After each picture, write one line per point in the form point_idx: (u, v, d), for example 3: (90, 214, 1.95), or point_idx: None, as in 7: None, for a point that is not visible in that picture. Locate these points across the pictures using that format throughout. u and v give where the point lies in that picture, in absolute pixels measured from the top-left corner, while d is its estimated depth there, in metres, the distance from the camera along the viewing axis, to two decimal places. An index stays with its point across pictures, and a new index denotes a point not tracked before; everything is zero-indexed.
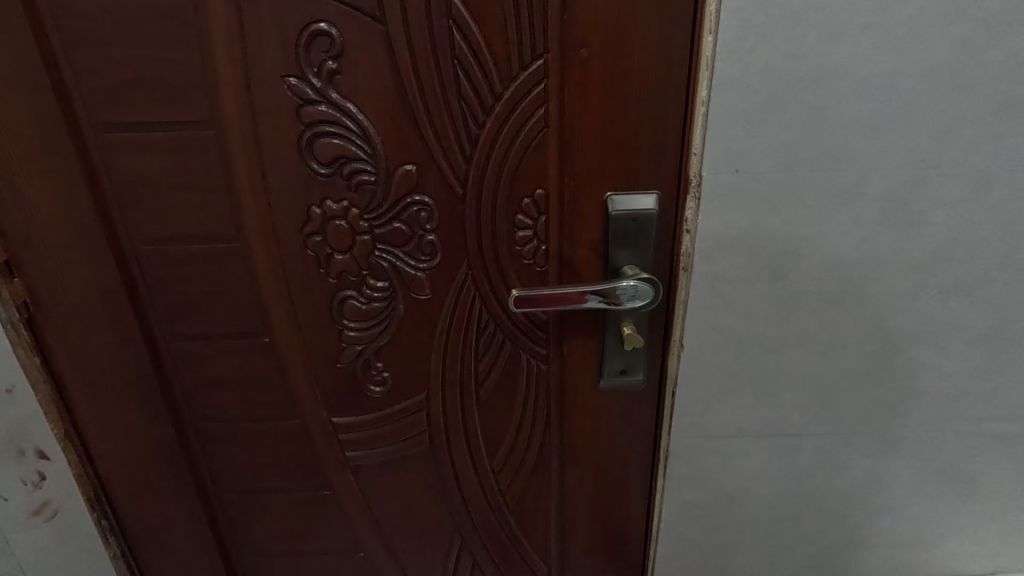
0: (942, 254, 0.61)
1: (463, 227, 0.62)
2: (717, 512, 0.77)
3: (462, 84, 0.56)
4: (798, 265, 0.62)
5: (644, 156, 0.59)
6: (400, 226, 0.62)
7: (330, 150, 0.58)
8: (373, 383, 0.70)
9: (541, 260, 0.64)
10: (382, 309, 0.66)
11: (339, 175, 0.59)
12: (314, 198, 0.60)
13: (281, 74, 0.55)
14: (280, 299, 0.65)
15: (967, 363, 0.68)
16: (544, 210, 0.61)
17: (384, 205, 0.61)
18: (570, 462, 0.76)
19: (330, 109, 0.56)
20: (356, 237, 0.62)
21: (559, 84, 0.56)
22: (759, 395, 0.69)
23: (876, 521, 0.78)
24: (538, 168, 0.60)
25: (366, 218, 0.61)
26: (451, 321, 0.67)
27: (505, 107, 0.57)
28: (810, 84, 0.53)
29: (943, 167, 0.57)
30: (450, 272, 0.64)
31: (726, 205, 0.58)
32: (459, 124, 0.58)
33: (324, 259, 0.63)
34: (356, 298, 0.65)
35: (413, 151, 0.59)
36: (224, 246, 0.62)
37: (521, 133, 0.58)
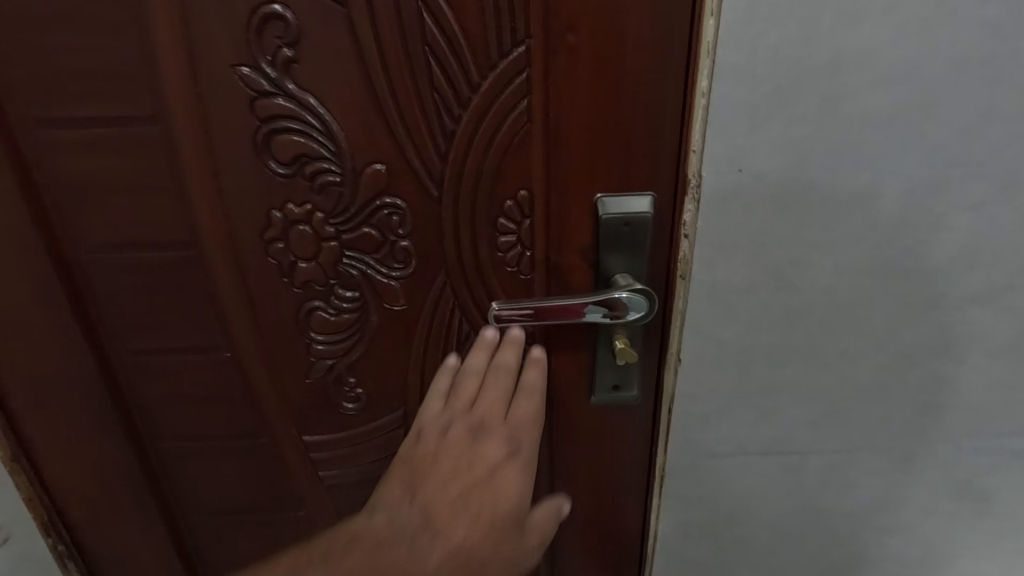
0: (964, 260, 0.56)
1: (440, 231, 0.57)
2: (716, 530, 0.73)
3: (436, 74, 0.51)
4: (806, 272, 0.56)
5: (637, 153, 0.53)
6: (369, 232, 0.56)
7: (290, 149, 0.52)
8: (346, 399, 0.65)
9: (525, 268, 0.58)
10: (353, 320, 0.60)
11: (301, 175, 0.54)
12: (274, 201, 0.54)
13: (232, 63, 0.49)
14: (241, 311, 0.59)
15: (987, 376, 0.63)
16: (528, 213, 0.56)
17: (351, 208, 0.55)
18: (559, 480, 0.71)
19: (288, 102, 0.51)
20: (322, 244, 0.57)
21: (543, 75, 0.50)
22: (762, 411, 0.64)
23: (885, 540, 0.74)
24: (520, 168, 0.54)
25: (332, 223, 0.56)
26: (429, 333, 0.62)
27: (484, 100, 0.52)
28: (822, 73, 0.48)
29: (968, 166, 0.52)
30: (426, 280, 0.59)
31: (727, 208, 0.53)
32: (433, 118, 0.52)
33: (288, 267, 0.57)
34: (324, 309, 0.60)
35: (382, 149, 0.53)
36: (177, 254, 0.57)
37: (502, 128, 0.53)
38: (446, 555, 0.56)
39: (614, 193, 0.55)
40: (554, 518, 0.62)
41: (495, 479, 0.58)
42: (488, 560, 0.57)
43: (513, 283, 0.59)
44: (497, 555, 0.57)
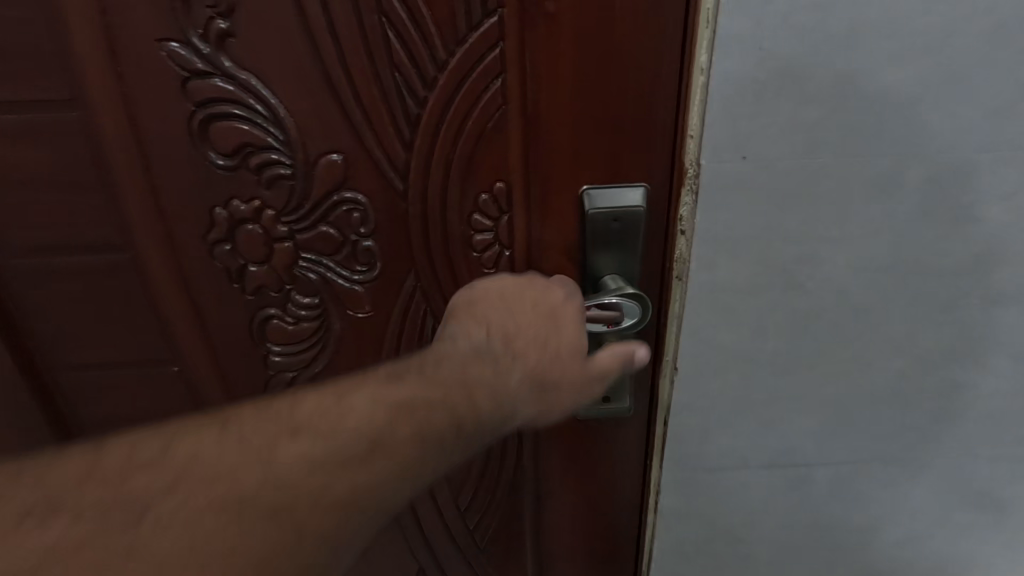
0: (991, 255, 0.50)
1: (407, 230, 0.50)
2: (715, 547, 0.68)
3: (396, 50, 0.44)
4: (817, 271, 0.51)
5: (628, 140, 0.47)
6: (328, 231, 0.50)
7: (231, 137, 0.46)
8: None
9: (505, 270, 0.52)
10: (315, 329, 0.54)
11: (245, 167, 0.47)
12: (217, 198, 0.48)
13: (158, 38, 0.42)
14: (185, 320, 0.53)
15: (1010, 381, 0.57)
16: (506, 208, 0.50)
17: (306, 204, 0.49)
18: (546, 496, 0.66)
19: (227, 83, 0.44)
20: (274, 244, 0.50)
21: (518, 49, 0.44)
22: (766, 421, 0.59)
23: (895, 554, 0.69)
24: (496, 157, 0.48)
25: (284, 221, 0.49)
26: (399, 343, 0.55)
27: (452, 79, 0.45)
28: (839, 45, 0.42)
29: (999, 150, 0.46)
30: (395, 284, 0.53)
31: (729, 199, 0.47)
32: (394, 101, 0.46)
33: (238, 271, 0.51)
34: (280, 318, 0.54)
35: (338, 137, 0.47)
36: (110, 259, 0.50)
37: (474, 112, 0.46)
38: (525, 388, 0.46)
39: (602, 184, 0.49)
40: (625, 367, 0.48)
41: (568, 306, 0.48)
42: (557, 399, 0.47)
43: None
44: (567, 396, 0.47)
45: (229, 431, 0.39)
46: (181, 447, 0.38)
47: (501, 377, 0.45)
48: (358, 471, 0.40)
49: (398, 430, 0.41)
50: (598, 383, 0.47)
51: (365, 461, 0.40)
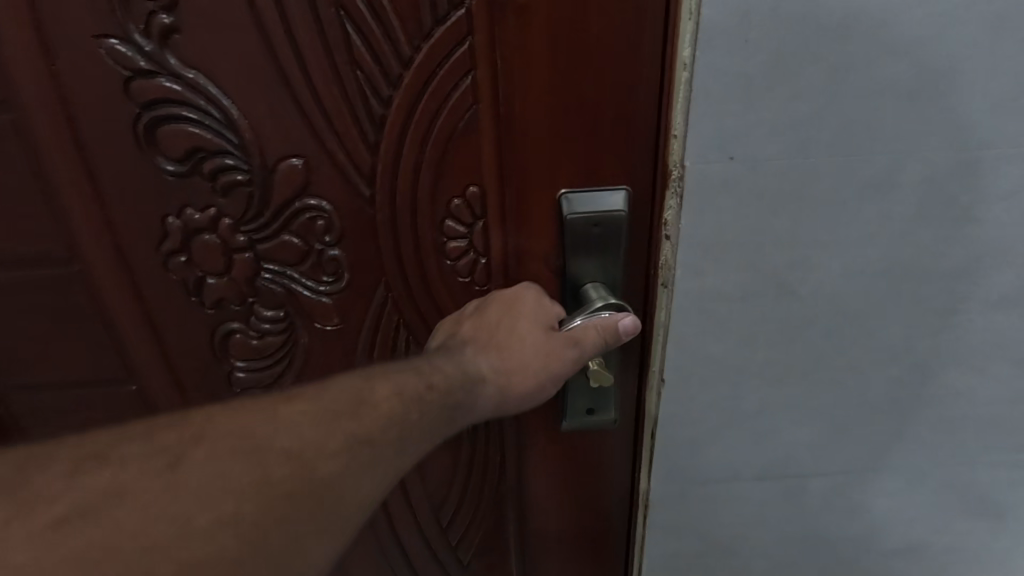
0: (991, 257, 0.48)
1: (375, 238, 0.48)
2: (707, 561, 0.65)
3: (356, 46, 0.41)
4: (809, 277, 0.48)
5: (607, 140, 0.44)
6: (290, 240, 0.47)
7: (181, 142, 0.43)
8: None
9: (480, 278, 0.49)
10: (280, 342, 0.52)
11: (199, 174, 0.44)
12: (169, 206, 0.46)
13: (96, 35, 0.40)
14: (139, 337, 0.51)
15: (1010, 387, 0.55)
16: (480, 213, 0.47)
17: (266, 212, 0.46)
18: (531, 511, 0.64)
19: (173, 84, 0.41)
20: (233, 255, 0.47)
21: (488, 44, 0.41)
22: (758, 433, 0.57)
23: (892, 564, 0.67)
24: (468, 159, 0.45)
25: (243, 230, 0.47)
26: (371, 356, 0.53)
27: (417, 77, 0.42)
28: (830, 37, 0.39)
29: (1000, 148, 0.43)
30: (364, 295, 0.50)
31: (716, 203, 0.44)
32: (357, 101, 0.43)
33: (196, 283, 0.49)
34: (243, 332, 0.51)
35: (297, 140, 0.44)
36: (57, 274, 0.48)
37: (442, 112, 0.43)
38: (490, 372, 0.46)
39: (581, 188, 0.46)
40: (611, 338, 0.45)
41: (514, 292, 0.48)
42: (532, 374, 0.46)
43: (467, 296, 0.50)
44: (542, 371, 0.46)
45: (180, 450, 0.34)
46: (134, 463, 0.33)
47: (464, 365, 0.45)
48: (326, 470, 0.36)
49: (362, 418, 0.39)
50: (573, 351, 0.45)
51: (332, 456, 0.36)
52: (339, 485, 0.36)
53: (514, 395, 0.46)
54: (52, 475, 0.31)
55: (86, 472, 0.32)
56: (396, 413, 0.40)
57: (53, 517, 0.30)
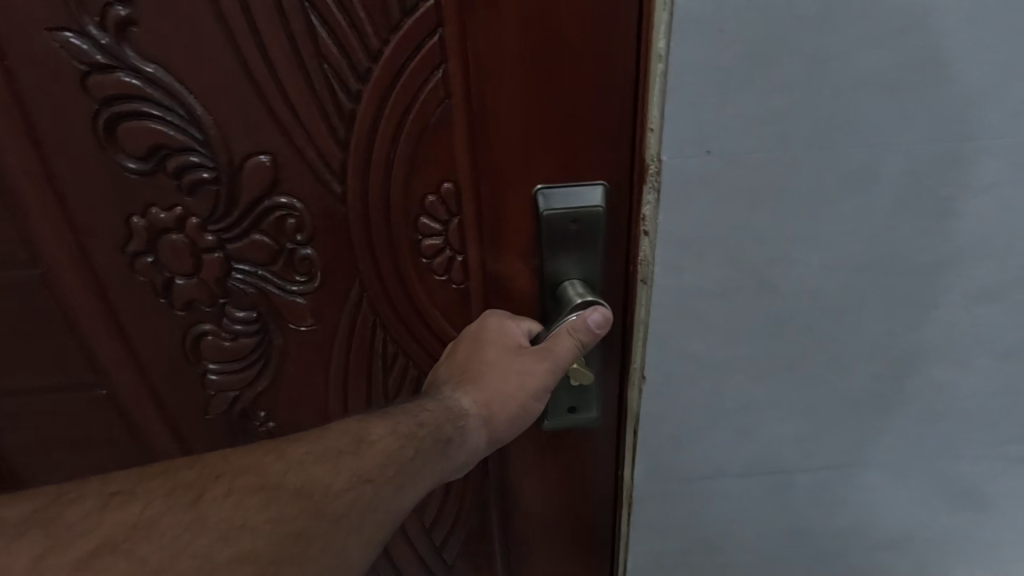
0: (971, 250, 0.48)
1: (347, 236, 0.47)
2: (693, 559, 0.65)
3: (322, 39, 0.40)
4: (789, 272, 0.47)
5: (583, 134, 0.43)
6: (260, 239, 0.47)
7: (144, 139, 0.43)
8: (260, 429, 0.56)
9: (457, 276, 0.49)
10: (254, 342, 0.51)
11: (163, 171, 0.44)
12: (134, 205, 0.46)
13: (51, 29, 0.39)
14: (107, 337, 0.51)
15: (992, 380, 0.55)
16: (455, 210, 0.46)
17: (233, 211, 0.46)
18: (514, 511, 0.63)
19: (132, 79, 0.41)
20: (201, 254, 0.47)
21: (458, 37, 0.40)
22: (740, 430, 0.56)
23: (877, 557, 0.67)
24: (441, 155, 0.44)
25: (211, 229, 0.46)
26: (347, 355, 0.53)
27: (386, 71, 0.41)
28: (808, 28, 0.38)
29: (980, 140, 0.43)
30: (337, 294, 0.49)
31: (693, 198, 0.44)
32: (324, 96, 0.42)
33: (164, 283, 0.49)
34: (216, 333, 0.51)
35: (264, 136, 0.43)
36: (23, 275, 0.48)
37: (413, 107, 0.42)
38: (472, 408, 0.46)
39: (557, 184, 0.45)
40: (582, 335, 0.45)
41: (481, 323, 0.49)
42: (513, 399, 0.46)
43: (445, 295, 0.49)
44: (523, 395, 0.46)
45: (203, 484, 0.34)
46: (165, 487, 0.34)
47: (440, 403, 0.46)
48: (335, 508, 0.37)
49: (362, 456, 0.39)
50: (549, 361, 0.45)
51: (340, 493, 0.37)
52: (346, 524, 0.37)
53: (503, 424, 0.46)
54: (84, 509, 0.31)
55: (116, 505, 0.32)
56: (391, 448, 0.41)
57: (85, 549, 0.30)
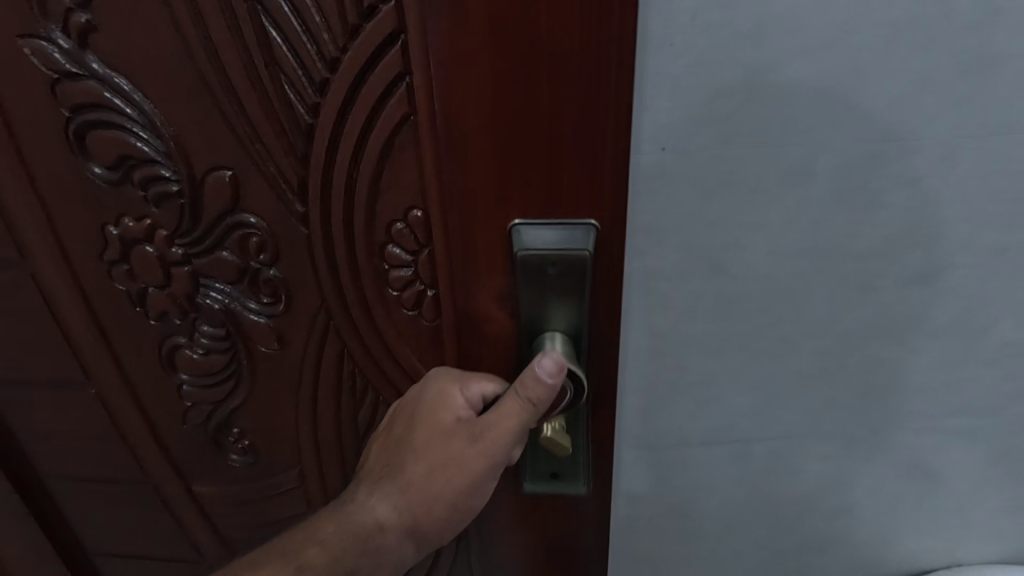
0: (901, 238, 0.54)
1: (308, 255, 0.52)
2: (662, 523, 0.71)
3: (282, 54, 0.43)
4: (739, 256, 0.53)
5: (566, 164, 0.40)
6: (226, 256, 0.53)
7: (114, 150, 0.49)
8: (236, 447, 0.65)
9: (428, 313, 0.51)
10: (224, 356, 0.58)
11: (129, 181, 0.50)
12: (108, 215, 0.52)
13: (27, 39, 0.45)
14: (86, 326, 0.59)
15: (929, 357, 0.61)
16: (424, 240, 0.48)
17: (199, 229, 0.52)
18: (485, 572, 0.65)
19: (101, 91, 0.46)
20: (170, 266, 0.54)
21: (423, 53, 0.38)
22: (701, 401, 0.62)
23: (832, 524, 0.73)
24: (409, 180, 0.45)
25: (178, 242, 0.53)
26: (313, 367, 0.58)
27: (343, 85, 0.43)
28: (747, 40, 0.44)
29: (902, 139, 0.49)
30: (300, 314, 0.55)
31: (650, 190, 0.49)
32: (284, 112, 0.45)
33: (138, 292, 0.56)
34: (185, 339, 0.58)
35: (229, 152, 0.48)
36: (14, 259, 0.56)
37: (372, 127, 0.44)
38: (394, 511, 0.51)
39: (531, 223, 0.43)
40: (530, 396, 0.45)
41: (425, 392, 0.50)
42: (441, 495, 0.49)
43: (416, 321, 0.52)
44: (449, 491, 0.49)
45: None
46: None
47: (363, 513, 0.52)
48: None
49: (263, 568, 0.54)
50: (473, 453, 0.47)
51: None
52: None
53: (430, 523, 0.50)
54: None
55: None
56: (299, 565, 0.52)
57: None
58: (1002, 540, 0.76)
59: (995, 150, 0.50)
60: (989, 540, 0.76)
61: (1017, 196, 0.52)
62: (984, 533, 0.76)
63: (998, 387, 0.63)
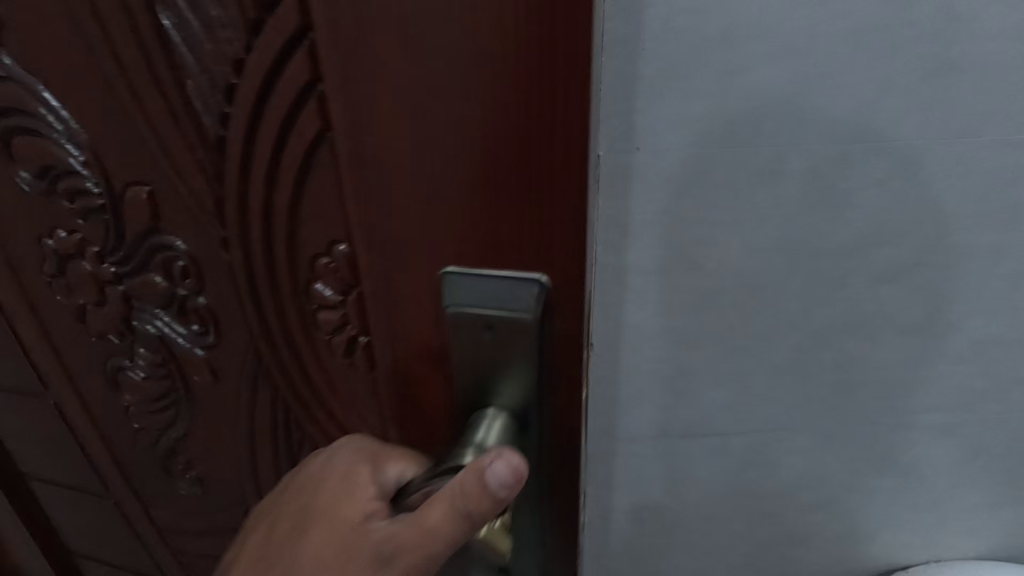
0: (870, 237, 0.56)
1: (229, 283, 0.49)
2: (643, 515, 0.73)
3: (181, 54, 0.40)
4: (713, 253, 0.55)
5: (510, 199, 0.32)
6: (150, 278, 0.53)
7: (40, 162, 0.50)
8: (184, 476, 0.68)
9: (361, 363, 0.44)
10: (160, 384, 0.61)
11: (59, 193, 0.52)
12: (44, 228, 0.55)
13: None
14: (36, 327, 0.62)
15: (902, 354, 0.63)
16: (351, 281, 0.40)
17: (125, 250, 0.53)
18: None
19: (17, 98, 0.47)
20: (104, 283, 0.56)
21: (336, 66, 0.31)
22: (678, 395, 0.64)
23: (809, 518, 0.75)
24: (331, 210, 0.38)
25: (109, 261, 0.54)
26: (244, 399, 0.57)
27: (250, 91, 0.37)
28: (715, 46, 0.46)
29: (868, 142, 0.51)
30: (228, 350, 0.54)
31: (624, 189, 0.52)
32: (187, 121, 0.42)
33: (78, 305, 0.59)
34: (124, 353, 0.61)
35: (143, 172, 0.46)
36: None
37: (287, 146, 0.37)
38: None
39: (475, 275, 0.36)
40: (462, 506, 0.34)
41: (329, 465, 0.42)
42: None
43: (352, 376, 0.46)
44: None
45: None
46: None
47: None
48: None
49: None
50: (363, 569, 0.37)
51: None
52: None
53: None
54: None
55: None
56: None
57: None
58: (980, 537, 0.78)
59: (960, 152, 0.52)
60: (967, 537, 0.78)
61: (983, 197, 0.54)
62: (963, 530, 0.77)
63: (970, 384, 0.65)
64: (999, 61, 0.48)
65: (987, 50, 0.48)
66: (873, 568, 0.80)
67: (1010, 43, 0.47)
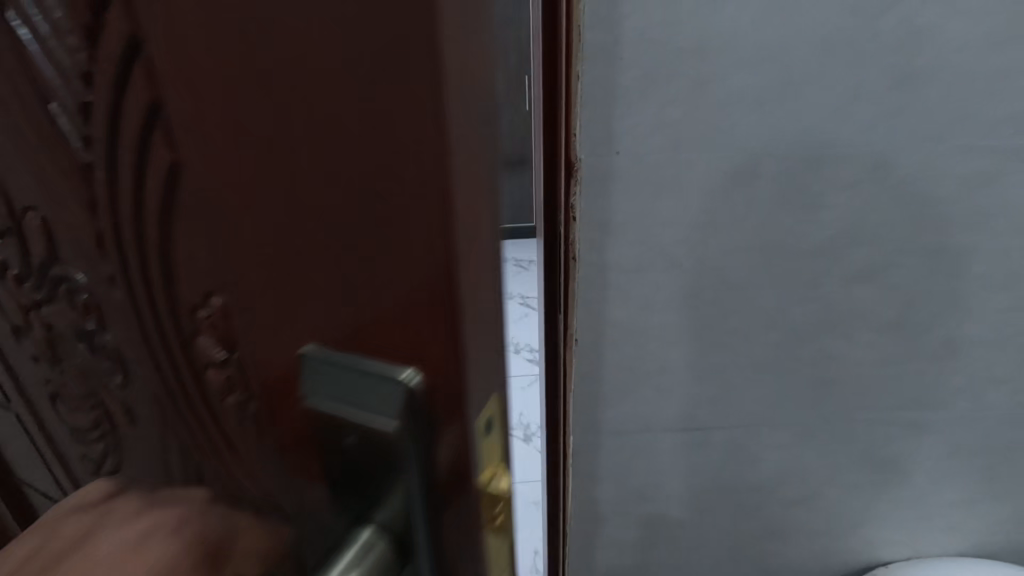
0: (843, 238, 0.58)
1: (133, 323, 0.36)
2: (628, 508, 0.75)
3: (35, 58, 0.30)
4: (692, 252, 0.58)
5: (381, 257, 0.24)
6: (62, 305, 0.41)
7: None
8: None
9: (249, 409, 0.34)
10: (90, 415, 0.47)
11: None
12: None
13: None
14: None
15: (876, 352, 0.65)
16: (231, 338, 0.31)
17: (36, 277, 0.41)
18: None
19: None
20: (27, 313, 0.45)
21: (172, 105, 0.25)
22: (660, 389, 0.66)
23: (791, 512, 0.77)
24: (196, 254, 0.29)
25: (27, 288, 0.42)
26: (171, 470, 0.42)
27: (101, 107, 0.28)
28: (689, 56, 0.49)
29: (838, 147, 0.53)
30: (141, 390, 0.40)
31: (606, 191, 0.54)
32: (54, 138, 0.31)
33: (13, 333, 0.48)
34: (59, 395, 0.49)
35: (29, 180, 0.35)
36: None
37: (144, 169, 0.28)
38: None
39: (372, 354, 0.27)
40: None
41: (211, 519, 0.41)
42: None
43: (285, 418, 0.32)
44: None
45: None
46: None
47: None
48: None
49: None
50: None
51: None
52: None
53: None
54: None
55: None
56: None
57: None
58: (960, 534, 0.79)
59: (929, 157, 0.54)
60: (947, 533, 0.79)
61: (953, 200, 0.56)
62: (942, 526, 0.79)
63: (945, 382, 0.67)
64: (964, 70, 0.50)
65: (952, 60, 0.50)
66: (854, 562, 0.82)
67: (973, 54, 0.50)
